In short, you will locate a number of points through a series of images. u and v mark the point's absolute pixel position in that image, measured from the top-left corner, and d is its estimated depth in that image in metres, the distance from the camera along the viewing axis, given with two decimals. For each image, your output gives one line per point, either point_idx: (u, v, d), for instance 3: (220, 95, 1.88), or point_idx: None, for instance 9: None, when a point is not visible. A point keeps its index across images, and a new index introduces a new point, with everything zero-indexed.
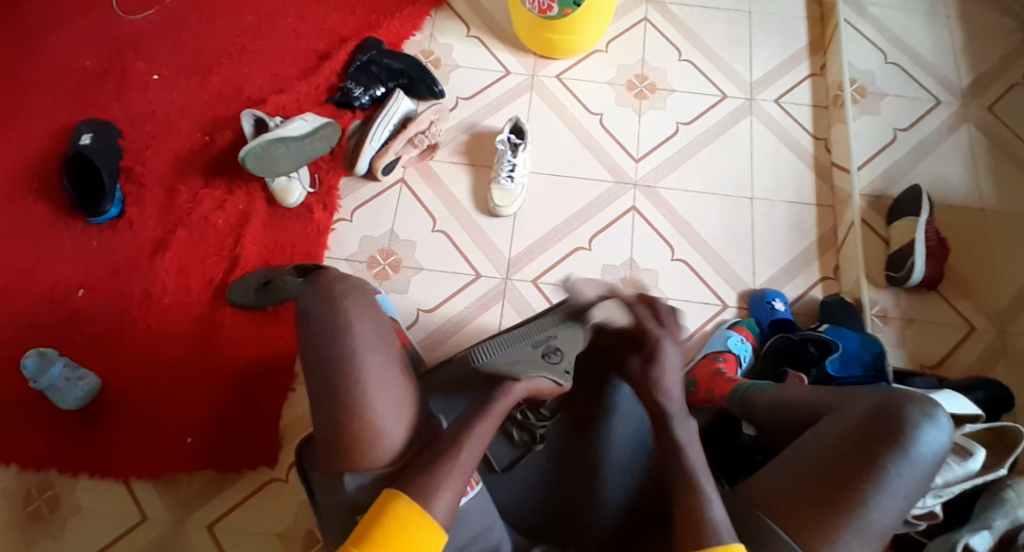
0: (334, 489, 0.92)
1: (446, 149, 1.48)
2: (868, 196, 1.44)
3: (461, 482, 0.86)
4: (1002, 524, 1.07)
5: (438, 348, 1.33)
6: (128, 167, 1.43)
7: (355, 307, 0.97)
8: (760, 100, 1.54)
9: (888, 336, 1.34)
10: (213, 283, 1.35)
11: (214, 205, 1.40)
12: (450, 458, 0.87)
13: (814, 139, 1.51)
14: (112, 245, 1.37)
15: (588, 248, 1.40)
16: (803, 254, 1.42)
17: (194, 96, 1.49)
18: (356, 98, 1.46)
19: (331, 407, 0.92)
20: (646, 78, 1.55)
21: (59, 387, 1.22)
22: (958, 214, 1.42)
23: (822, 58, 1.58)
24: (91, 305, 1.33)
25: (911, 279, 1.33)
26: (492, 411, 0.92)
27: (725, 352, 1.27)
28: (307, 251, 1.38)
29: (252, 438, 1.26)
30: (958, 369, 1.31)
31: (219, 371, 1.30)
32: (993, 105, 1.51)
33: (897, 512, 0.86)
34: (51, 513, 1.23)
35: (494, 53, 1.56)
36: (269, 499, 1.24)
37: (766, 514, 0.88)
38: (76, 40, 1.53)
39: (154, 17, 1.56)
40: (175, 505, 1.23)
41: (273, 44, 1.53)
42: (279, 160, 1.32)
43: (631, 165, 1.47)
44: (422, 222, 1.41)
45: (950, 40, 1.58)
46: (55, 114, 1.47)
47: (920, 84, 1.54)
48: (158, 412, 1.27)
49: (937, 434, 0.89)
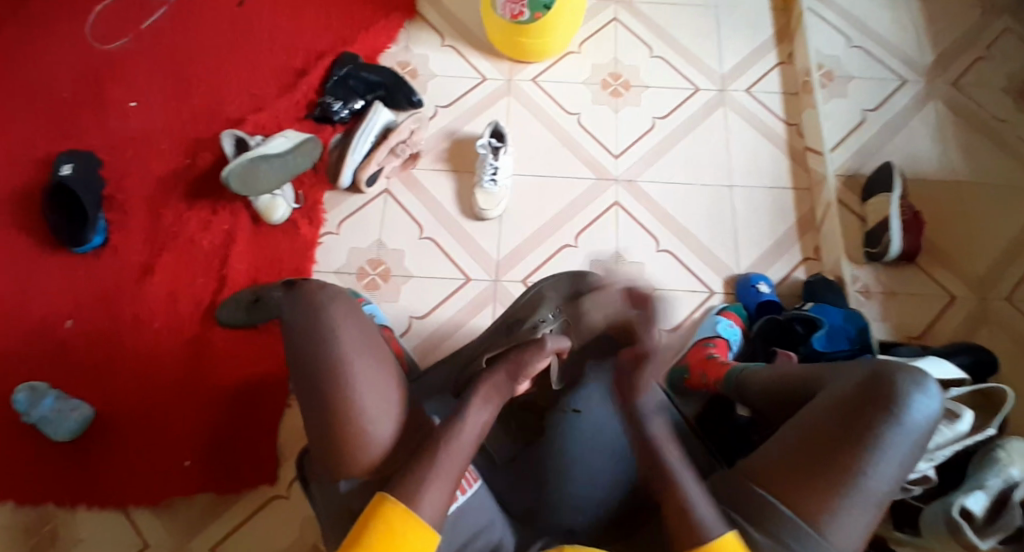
0: (331, 496, 0.94)
1: (428, 157, 1.49)
2: (843, 176, 1.48)
3: (451, 480, 0.87)
4: (996, 483, 1.10)
5: (433, 353, 1.34)
6: (109, 195, 1.43)
7: (336, 313, 0.97)
8: (732, 90, 1.57)
9: (871, 311, 1.37)
10: (203, 304, 1.35)
11: (199, 226, 1.41)
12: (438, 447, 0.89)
13: (787, 125, 1.55)
14: (98, 273, 1.37)
15: (574, 245, 1.42)
16: (784, 237, 1.45)
17: (173, 121, 1.49)
18: (336, 113, 1.47)
19: (320, 416, 0.92)
20: (620, 76, 1.58)
21: (50, 418, 1.22)
22: (930, 188, 1.45)
23: (789, 46, 1.62)
24: (81, 333, 1.32)
25: (888, 254, 1.36)
26: (476, 403, 0.94)
27: (715, 337, 1.29)
28: (295, 266, 1.38)
29: (252, 455, 1.26)
30: (943, 337, 1.34)
31: (214, 391, 1.29)
32: (957, 81, 1.55)
33: (894, 479, 0.88)
34: (50, 548, 1.21)
35: (469, 60, 1.58)
36: (273, 516, 1.24)
37: (766, 489, 0.90)
38: (50, 71, 1.53)
39: (128, 44, 1.57)
40: (175, 530, 1.23)
41: (248, 64, 1.54)
42: (263, 179, 1.33)
43: (610, 161, 1.50)
44: (408, 230, 1.43)
45: (911, 22, 1.62)
46: (32, 145, 1.46)
47: (885, 65, 1.58)
48: (154, 437, 1.26)
49: (928, 402, 0.91)
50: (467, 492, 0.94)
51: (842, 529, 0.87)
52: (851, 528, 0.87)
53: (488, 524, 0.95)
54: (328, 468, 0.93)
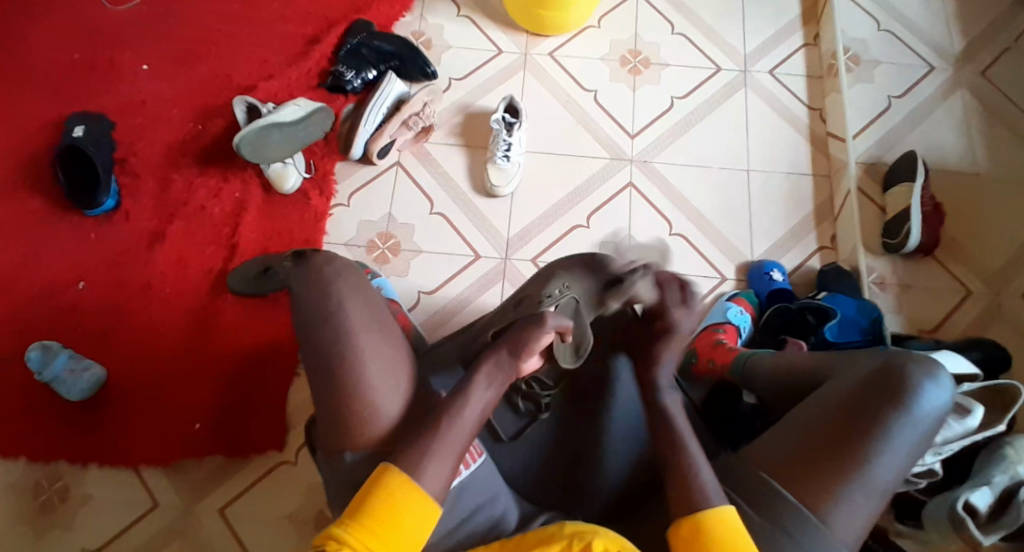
0: (331, 469, 0.94)
1: (440, 131, 1.47)
2: (863, 164, 1.45)
3: (452, 458, 0.88)
4: (1002, 480, 1.09)
5: (439, 329, 1.33)
6: (121, 159, 1.42)
7: (344, 287, 0.96)
8: (754, 72, 1.54)
9: (885, 303, 1.36)
10: (213, 272, 1.35)
11: (210, 194, 1.40)
12: (447, 417, 0.89)
13: (808, 109, 1.51)
14: (109, 237, 1.37)
15: (586, 226, 1.40)
16: (799, 224, 1.43)
17: (185, 86, 1.48)
18: (349, 83, 1.45)
19: (327, 389, 0.92)
20: (639, 53, 1.54)
21: (64, 379, 1.22)
22: (953, 179, 1.42)
23: (814, 28, 1.58)
24: (91, 297, 1.33)
25: (907, 246, 1.34)
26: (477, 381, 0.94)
27: (725, 324, 1.29)
28: (305, 236, 1.38)
29: (260, 421, 1.27)
30: (956, 332, 1.33)
31: (224, 357, 1.30)
32: (987, 69, 1.51)
33: (899, 470, 0.88)
34: (61, 504, 1.23)
35: (485, 32, 1.55)
36: (279, 482, 1.25)
37: (769, 474, 0.90)
38: (64, 32, 1.52)
39: (141, 6, 1.55)
40: (184, 491, 1.25)
41: (261, 30, 1.52)
42: (273, 147, 1.32)
43: (626, 141, 1.47)
44: (420, 205, 1.42)
45: (943, 6, 1.57)
46: (46, 107, 1.46)
47: (913, 50, 1.53)
48: (164, 400, 1.28)
49: (939, 393, 0.91)
50: (470, 468, 0.94)
51: (844, 517, 0.86)
52: (853, 516, 0.87)
53: (490, 500, 0.95)
54: (329, 442, 0.93)
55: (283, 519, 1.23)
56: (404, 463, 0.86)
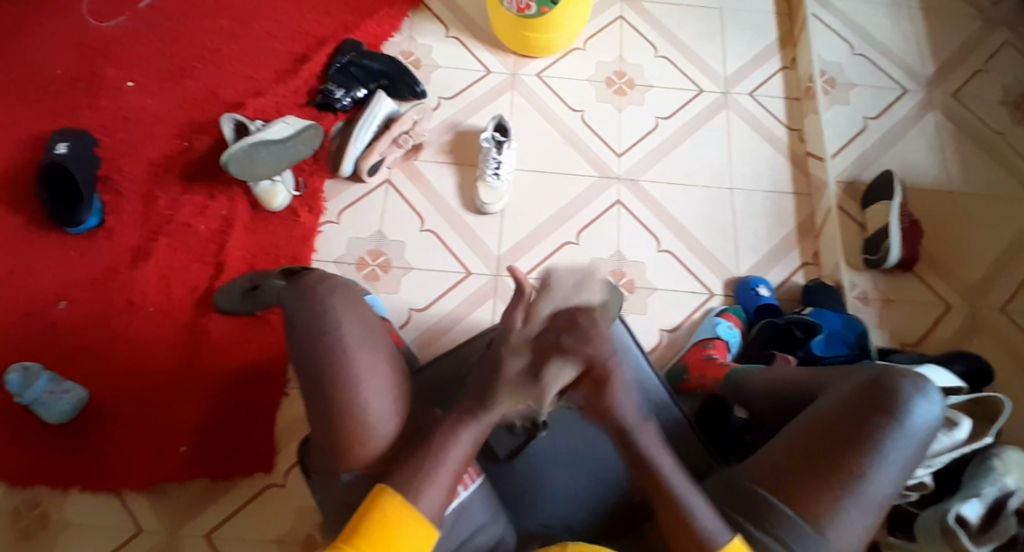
0: (329, 487, 0.92)
1: (430, 149, 1.48)
2: (843, 182, 1.49)
3: (446, 483, 0.87)
4: (991, 492, 1.11)
5: (432, 346, 1.33)
6: (104, 176, 1.40)
7: (338, 304, 0.94)
8: (735, 93, 1.58)
9: (869, 317, 1.39)
10: (198, 289, 1.33)
11: (195, 211, 1.38)
12: (445, 441, 0.88)
13: (788, 129, 1.55)
14: (91, 255, 1.34)
15: (576, 242, 1.42)
16: (783, 240, 1.46)
17: (170, 102, 1.46)
18: (337, 100, 1.45)
19: (325, 410, 0.90)
20: (624, 74, 1.57)
21: (45, 400, 1.19)
22: (927, 197, 1.47)
23: (791, 51, 1.63)
24: (71, 316, 1.30)
25: (888, 261, 1.37)
26: (478, 401, 0.91)
27: (714, 339, 1.30)
28: (292, 254, 1.36)
29: (247, 443, 1.24)
30: (937, 345, 1.36)
31: (209, 379, 1.27)
32: (957, 91, 1.57)
33: (894, 483, 0.90)
34: (38, 532, 1.19)
35: (473, 52, 1.57)
36: (268, 506, 1.22)
37: (767, 489, 0.91)
38: (45, 47, 1.50)
39: (126, 22, 1.53)
40: (166, 517, 1.21)
41: (249, 48, 1.52)
42: (261, 165, 1.31)
43: (613, 160, 1.49)
44: (409, 222, 1.41)
45: (913, 31, 1.64)
46: (26, 123, 1.43)
47: (887, 74, 1.59)
48: (147, 422, 1.24)
49: (929, 408, 0.92)
50: (469, 488, 0.94)
51: (843, 530, 0.88)
52: (851, 529, 0.88)
53: (492, 520, 0.95)
54: (327, 458, 0.92)
55: (271, 543, 1.20)
56: (404, 482, 0.85)
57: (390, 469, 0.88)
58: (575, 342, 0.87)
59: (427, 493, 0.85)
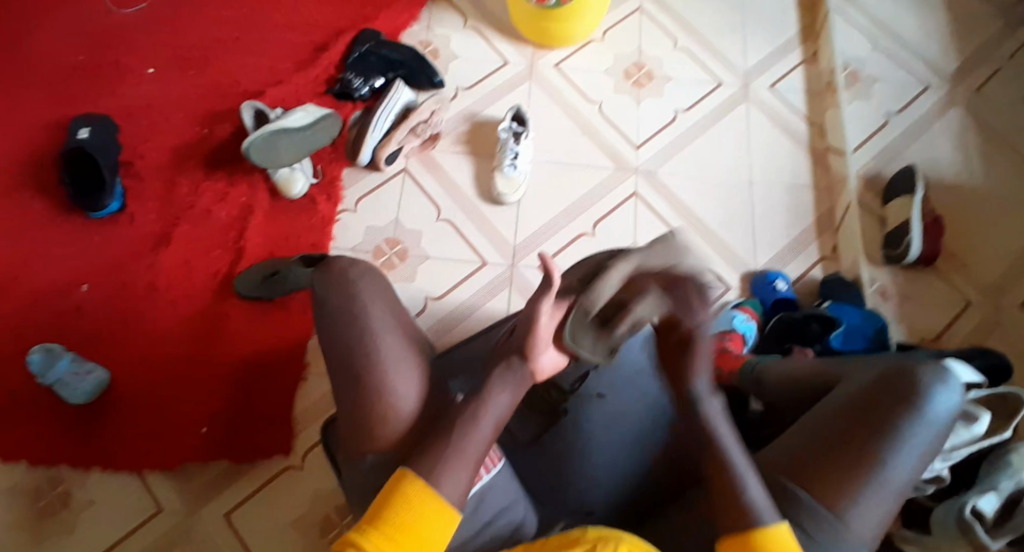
0: (354, 467, 0.92)
1: (448, 139, 1.48)
2: (863, 177, 1.47)
3: (474, 462, 0.86)
4: (1008, 486, 1.09)
5: (447, 335, 1.33)
6: (127, 162, 1.42)
7: (367, 291, 0.96)
8: (755, 87, 1.57)
9: (888, 311, 1.37)
10: (218, 276, 1.34)
11: (216, 198, 1.40)
12: (472, 413, 0.88)
13: (808, 123, 1.54)
14: (113, 240, 1.36)
15: (592, 234, 1.41)
16: (802, 235, 1.45)
17: (192, 91, 1.48)
18: (356, 90, 1.46)
19: (348, 389, 0.91)
20: (642, 67, 1.57)
21: (67, 381, 1.20)
22: (950, 193, 1.45)
23: (812, 45, 1.62)
24: (93, 299, 1.32)
25: (908, 256, 1.36)
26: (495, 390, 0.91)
27: (731, 332, 1.28)
28: (312, 242, 1.38)
29: (266, 425, 1.25)
30: (956, 341, 1.35)
31: (229, 362, 1.29)
32: (980, 87, 1.55)
33: (912, 471, 0.89)
34: (63, 509, 1.21)
35: (492, 44, 1.57)
36: (285, 489, 1.23)
37: (785, 477, 0.91)
38: (70, 36, 1.52)
39: (149, 11, 1.55)
40: (187, 496, 1.22)
41: (269, 38, 1.53)
42: (282, 150, 1.32)
43: (631, 152, 1.49)
44: (426, 212, 1.42)
45: (936, 26, 1.62)
46: (51, 110, 1.45)
47: (909, 69, 1.57)
48: (170, 403, 1.26)
49: (949, 396, 0.91)
50: (491, 472, 0.94)
51: (860, 518, 0.87)
52: (870, 516, 0.87)
53: (510, 504, 0.95)
54: (348, 438, 0.92)
55: (288, 526, 1.21)
56: (424, 462, 0.85)
57: (415, 450, 0.88)
58: (684, 316, 0.89)
59: (451, 474, 0.84)
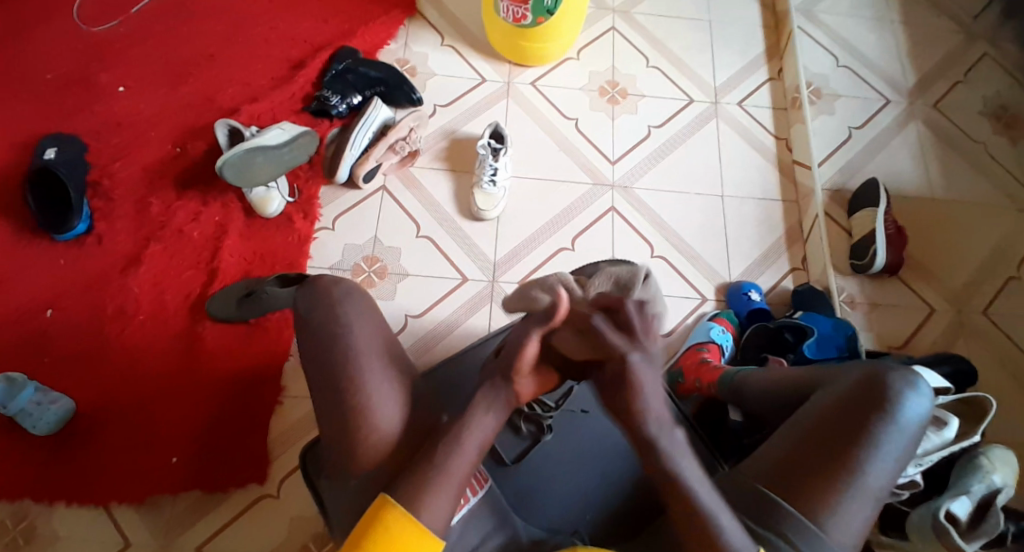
0: (342, 489, 0.92)
1: (426, 156, 1.48)
2: (829, 190, 1.52)
3: (456, 486, 0.86)
4: (979, 489, 1.14)
5: (428, 352, 1.33)
6: (94, 181, 1.38)
7: (353, 311, 0.95)
8: (725, 103, 1.61)
9: (857, 321, 1.42)
10: (192, 296, 1.31)
11: (188, 217, 1.37)
12: (453, 438, 0.88)
13: (776, 138, 1.59)
14: (81, 261, 1.32)
15: (571, 248, 1.43)
16: (774, 247, 1.49)
17: (163, 108, 1.45)
18: (334, 107, 1.44)
19: (336, 411, 0.89)
20: (617, 84, 1.60)
21: (30, 411, 1.16)
22: (911, 205, 1.51)
23: (778, 63, 1.67)
24: (61, 324, 1.27)
25: (874, 266, 1.41)
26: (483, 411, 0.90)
27: (709, 343, 1.32)
28: (289, 260, 1.36)
29: (242, 450, 1.22)
30: (922, 348, 1.40)
31: (206, 386, 1.25)
32: (937, 103, 1.62)
33: (889, 476, 0.92)
34: (27, 545, 1.15)
35: (469, 61, 1.58)
36: (262, 516, 1.20)
37: (767, 486, 0.93)
38: (34, 50, 1.47)
39: (118, 26, 1.52)
40: (158, 530, 1.18)
41: (243, 54, 1.51)
42: (257, 168, 1.30)
43: (607, 167, 1.51)
44: (405, 229, 1.41)
45: (894, 44, 1.69)
46: (13, 127, 1.40)
47: (870, 85, 1.64)
48: (141, 430, 1.22)
49: (919, 401, 0.95)
50: (475, 497, 0.94)
51: (843, 524, 0.89)
52: (851, 522, 0.89)
53: (500, 524, 0.95)
54: (339, 460, 0.91)
55: None
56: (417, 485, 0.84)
57: (398, 477, 0.87)
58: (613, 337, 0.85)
59: (442, 493, 0.84)
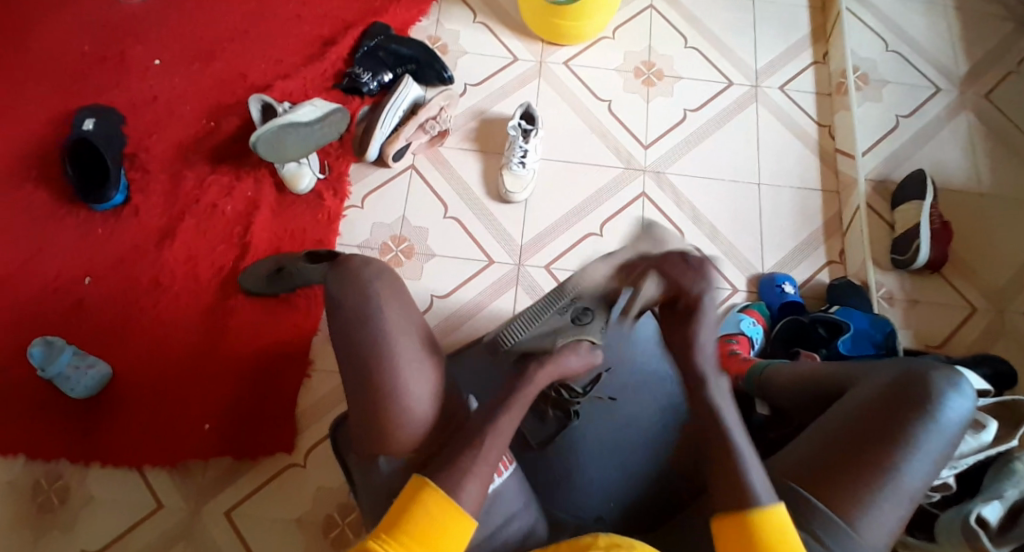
0: (370, 476, 0.92)
1: (456, 136, 1.47)
2: (872, 181, 1.47)
3: (489, 469, 0.84)
4: (1013, 495, 1.10)
5: (452, 333, 1.33)
6: (131, 154, 1.40)
7: (383, 292, 0.93)
8: (766, 87, 1.56)
9: (894, 317, 1.37)
10: (223, 270, 1.33)
11: (221, 192, 1.38)
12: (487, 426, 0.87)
13: (818, 125, 1.54)
14: (117, 233, 1.35)
15: (599, 234, 1.41)
16: (810, 238, 1.45)
17: (198, 83, 1.46)
18: (364, 84, 1.45)
19: (360, 394, 0.89)
20: (653, 65, 1.56)
21: (69, 375, 1.19)
22: (958, 198, 1.45)
23: (824, 46, 1.61)
24: (97, 294, 1.31)
25: (916, 261, 1.36)
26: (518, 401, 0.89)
27: (738, 334, 1.29)
28: (318, 237, 1.36)
29: (271, 421, 1.24)
30: (962, 347, 1.35)
31: (235, 358, 1.28)
32: (990, 92, 1.54)
33: (927, 477, 0.89)
34: (62, 504, 1.20)
35: (501, 39, 1.55)
36: (288, 485, 1.22)
37: (799, 483, 0.90)
38: (75, 24, 1.50)
39: (155, 1, 1.53)
40: (188, 494, 1.21)
41: (276, 30, 1.51)
42: (289, 146, 1.30)
43: (640, 151, 1.48)
44: (433, 209, 1.41)
45: (947, 29, 1.61)
46: (54, 100, 1.43)
47: (920, 72, 1.57)
48: (172, 398, 1.25)
49: (962, 402, 0.91)
50: (503, 476, 0.92)
51: (875, 524, 0.86)
52: (885, 523, 0.87)
53: (521, 509, 0.93)
54: (365, 441, 0.91)
55: (289, 524, 1.20)
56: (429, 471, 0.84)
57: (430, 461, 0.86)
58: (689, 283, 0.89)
59: (470, 473, 0.83)
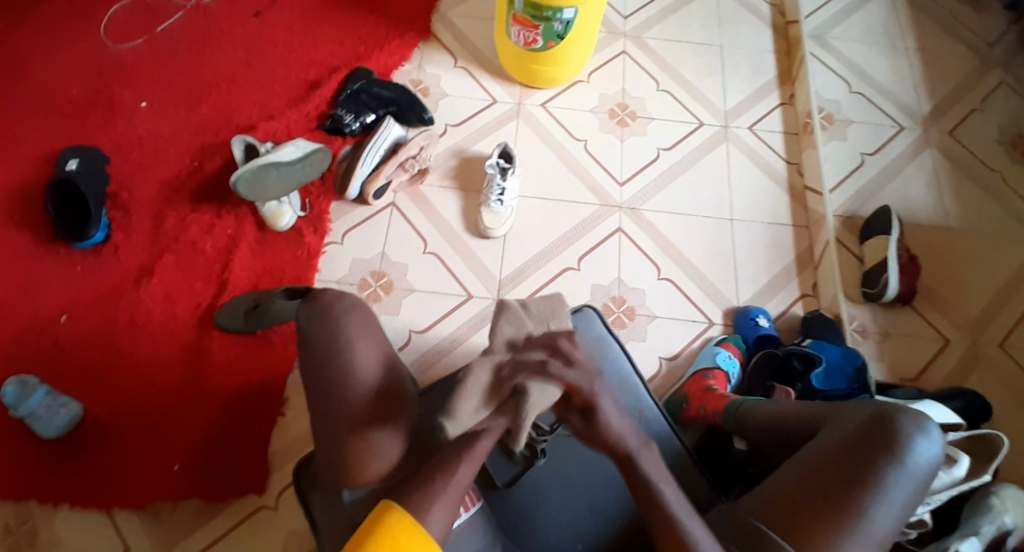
0: (334, 506, 0.96)
1: (436, 174, 1.50)
2: (841, 216, 1.51)
3: (456, 498, 0.90)
4: (990, 530, 1.10)
5: (431, 368, 1.33)
6: (113, 194, 1.42)
7: (352, 328, 0.96)
8: (735, 128, 1.61)
9: (868, 349, 1.39)
10: (202, 307, 1.34)
11: (203, 229, 1.40)
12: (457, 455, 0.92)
13: (787, 163, 1.58)
14: (96, 271, 1.35)
15: (577, 268, 1.43)
16: (782, 273, 1.47)
17: (183, 124, 1.49)
18: (347, 125, 1.48)
19: (328, 426, 0.92)
20: (626, 107, 1.61)
21: (39, 415, 1.19)
22: (926, 232, 1.49)
23: (790, 88, 1.67)
24: (74, 332, 1.30)
25: (886, 294, 1.39)
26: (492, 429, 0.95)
27: (714, 370, 1.30)
28: (297, 275, 1.38)
29: (242, 461, 1.23)
30: (936, 379, 1.37)
31: (208, 396, 1.27)
32: (953, 130, 1.61)
33: (893, 521, 0.90)
34: (28, 547, 1.17)
35: (480, 83, 1.60)
36: (257, 530, 1.21)
37: (763, 521, 0.91)
38: (62, 68, 1.53)
39: (143, 46, 1.57)
40: (159, 537, 1.19)
41: (261, 74, 1.56)
42: (269, 185, 1.32)
43: (615, 188, 1.52)
44: (412, 245, 1.43)
45: (908, 70, 1.68)
46: (39, 140, 1.46)
47: (884, 111, 1.63)
48: (145, 437, 1.24)
49: (930, 446, 0.93)
50: (468, 511, 0.98)
51: None
52: None
53: (486, 545, 0.97)
54: (331, 476, 0.94)
55: None
56: (414, 504, 0.87)
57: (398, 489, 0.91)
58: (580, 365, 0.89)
59: (439, 500, 0.88)
